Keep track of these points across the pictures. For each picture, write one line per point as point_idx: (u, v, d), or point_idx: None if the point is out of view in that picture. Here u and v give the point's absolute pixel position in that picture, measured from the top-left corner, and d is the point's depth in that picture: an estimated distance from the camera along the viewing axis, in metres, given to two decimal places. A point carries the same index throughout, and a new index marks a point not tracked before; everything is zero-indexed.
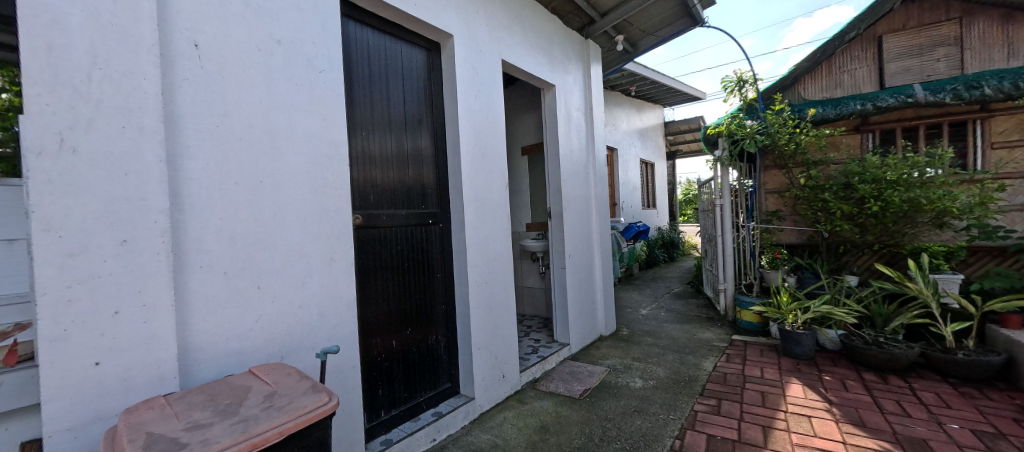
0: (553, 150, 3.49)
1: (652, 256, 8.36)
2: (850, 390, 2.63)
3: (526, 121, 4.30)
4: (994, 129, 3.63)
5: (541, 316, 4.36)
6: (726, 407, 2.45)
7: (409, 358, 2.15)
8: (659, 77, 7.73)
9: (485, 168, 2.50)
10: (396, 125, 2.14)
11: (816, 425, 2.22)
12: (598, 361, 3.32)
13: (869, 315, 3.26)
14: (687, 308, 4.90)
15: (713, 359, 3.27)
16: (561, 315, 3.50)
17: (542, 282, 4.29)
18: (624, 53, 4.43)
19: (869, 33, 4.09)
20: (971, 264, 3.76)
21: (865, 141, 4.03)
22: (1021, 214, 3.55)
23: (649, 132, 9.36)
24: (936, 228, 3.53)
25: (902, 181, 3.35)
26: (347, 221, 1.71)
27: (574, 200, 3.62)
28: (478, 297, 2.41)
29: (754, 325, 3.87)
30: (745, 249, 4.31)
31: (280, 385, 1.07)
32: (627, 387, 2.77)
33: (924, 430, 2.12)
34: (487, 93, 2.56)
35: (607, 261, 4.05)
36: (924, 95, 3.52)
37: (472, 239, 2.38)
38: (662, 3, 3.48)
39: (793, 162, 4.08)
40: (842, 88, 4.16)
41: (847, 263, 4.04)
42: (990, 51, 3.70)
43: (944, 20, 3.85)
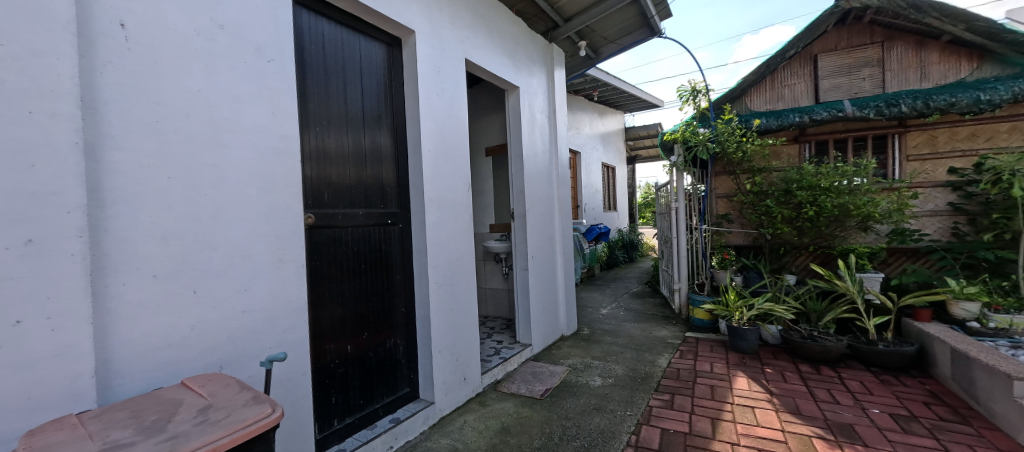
0: (516, 152, 3.50)
1: (612, 257, 8.61)
2: (789, 381, 2.83)
3: (490, 122, 4.30)
4: (909, 143, 4.05)
5: (504, 317, 4.36)
6: (679, 401, 2.57)
7: (365, 364, 2.07)
8: (620, 83, 7.98)
9: (448, 168, 2.47)
10: (353, 122, 2.06)
11: (759, 415, 2.36)
12: (559, 360, 3.36)
13: (806, 311, 3.53)
14: (644, 307, 5.08)
15: (668, 355, 3.41)
16: (523, 315, 3.51)
17: (505, 283, 4.29)
18: (587, 58, 4.54)
19: (806, 52, 4.45)
20: (890, 264, 4.17)
21: (802, 151, 4.38)
22: (930, 219, 3.98)
23: (610, 137, 9.65)
24: (862, 231, 3.88)
25: (834, 188, 3.66)
26: (298, 220, 1.62)
27: (536, 202, 3.64)
28: (439, 300, 2.36)
29: (705, 322, 4.08)
30: (698, 250, 4.53)
31: (218, 397, 1.00)
32: (587, 386, 2.82)
33: (851, 415, 2.32)
34: (450, 92, 2.52)
35: (569, 262, 4.13)
36: (852, 110, 3.86)
37: (433, 240, 2.34)
38: (622, 12, 3.60)
39: (741, 168, 4.37)
40: (783, 101, 4.51)
41: (786, 263, 4.36)
42: (907, 73, 4.12)
43: (869, 43, 4.25)
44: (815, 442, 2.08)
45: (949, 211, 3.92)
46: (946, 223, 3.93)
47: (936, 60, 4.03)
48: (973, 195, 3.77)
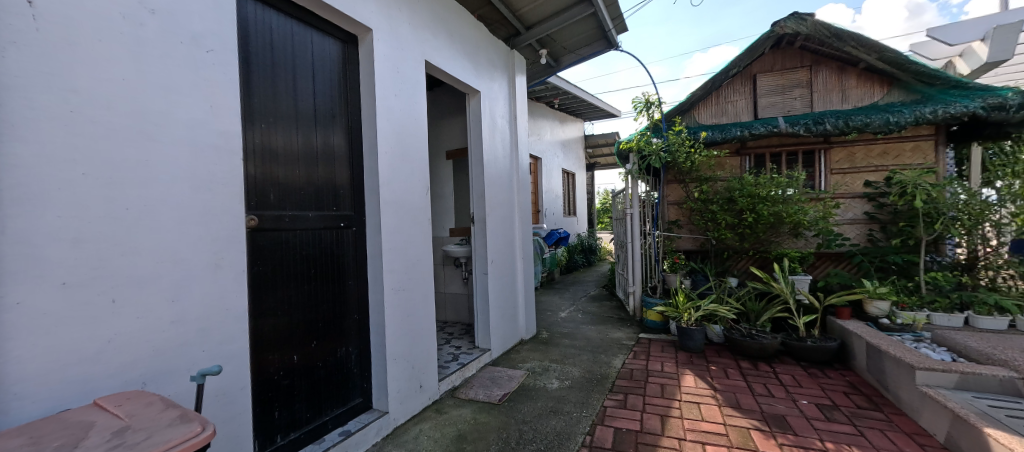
0: (476, 156, 3.49)
1: (571, 261, 8.79)
2: (731, 377, 3.02)
3: (451, 125, 4.26)
4: (833, 158, 4.47)
5: (463, 323, 4.31)
6: (631, 400, 2.66)
7: (313, 375, 1.97)
8: (579, 92, 8.21)
9: (405, 170, 2.42)
10: (303, 120, 1.96)
11: (704, 410, 2.50)
12: (518, 364, 3.37)
13: (746, 311, 3.79)
14: (601, 310, 5.23)
15: (622, 356, 3.53)
16: (482, 320, 3.49)
17: (465, 288, 4.25)
18: (548, 67, 4.63)
19: (746, 71, 4.82)
20: (818, 267, 4.59)
21: (742, 162, 4.73)
22: (850, 226, 4.42)
23: (570, 144, 9.88)
24: (794, 237, 4.24)
25: (769, 197, 3.97)
26: (239, 222, 1.52)
27: (496, 206, 3.64)
28: (394, 305, 2.29)
29: (657, 323, 4.27)
30: (651, 254, 4.74)
31: (137, 417, 0.90)
32: (544, 389, 2.85)
33: (783, 407, 2.51)
34: (409, 93, 2.48)
35: (528, 266, 4.16)
36: (785, 126, 4.21)
37: (389, 244, 2.27)
38: (581, 24, 3.73)
39: (689, 177, 4.63)
40: (726, 116, 4.85)
41: (730, 266, 4.66)
42: (831, 95, 4.57)
43: (800, 66, 4.67)
44: (753, 433, 2.23)
45: (865, 220, 4.38)
46: (863, 230, 4.38)
47: (855, 85, 4.50)
48: (884, 206, 4.24)
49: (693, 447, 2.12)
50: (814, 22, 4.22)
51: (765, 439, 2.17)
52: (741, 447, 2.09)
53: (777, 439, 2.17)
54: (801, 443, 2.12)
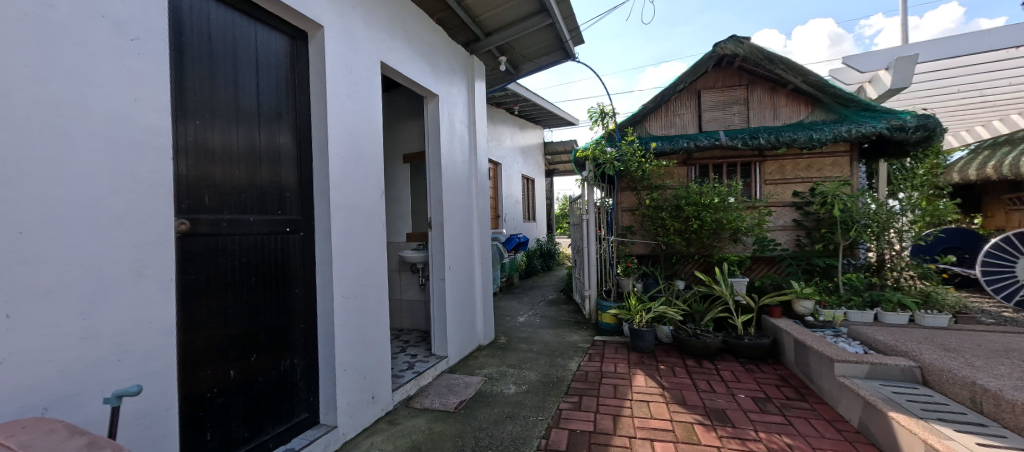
0: (434, 161, 3.44)
1: (531, 265, 8.87)
2: (678, 375, 3.18)
3: (408, 128, 4.19)
4: (766, 170, 4.87)
5: (420, 330, 4.21)
6: (586, 402, 2.72)
7: (253, 391, 1.84)
8: (539, 100, 8.36)
9: (359, 173, 2.34)
10: (244, 118, 1.84)
11: (653, 408, 2.62)
12: (475, 371, 3.34)
13: (692, 312, 4.02)
14: (558, 314, 5.32)
15: (578, 359, 3.61)
16: (438, 327, 3.43)
17: (421, 294, 4.17)
18: (507, 74, 4.69)
19: (692, 87, 5.15)
20: (754, 270, 4.96)
21: (688, 172, 5.04)
22: (781, 232, 4.82)
23: (530, 150, 10.02)
24: (733, 242, 4.55)
25: (712, 205, 4.25)
26: (166, 227, 1.39)
27: (454, 210, 3.61)
28: (345, 314, 2.19)
29: (612, 325, 4.37)
30: (606, 259, 4.90)
31: (31, 446, 0.80)
32: (501, 394, 2.84)
33: (724, 401, 2.68)
34: (363, 94, 2.40)
35: (486, 271, 4.15)
36: (726, 140, 4.54)
37: (340, 250, 2.18)
38: (540, 34, 3.82)
39: (641, 185, 4.87)
40: (674, 128, 5.17)
41: (677, 270, 4.92)
42: (764, 112, 4.99)
43: (738, 84, 5.06)
44: (696, 428, 2.36)
45: (794, 227, 4.80)
46: (792, 236, 4.79)
47: (785, 104, 4.94)
48: (810, 214, 4.67)
49: (643, 444, 2.20)
50: (750, 45, 4.60)
51: (707, 432, 2.30)
52: (686, 442, 2.20)
53: (718, 431, 2.31)
54: (739, 434, 2.27)
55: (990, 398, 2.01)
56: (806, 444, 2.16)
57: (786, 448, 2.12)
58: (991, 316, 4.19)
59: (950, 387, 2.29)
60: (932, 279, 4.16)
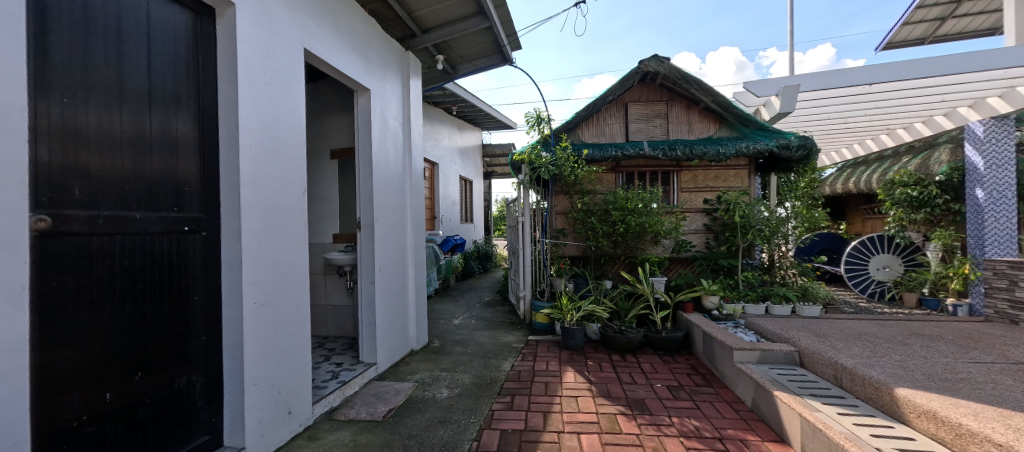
0: (364, 158, 3.27)
1: (468, 267, 8.81)
2: (604, 369, 3.36)
3: (336, 122, 3.93)
4: (682, 179, 5.35)
5: (347, 337, 3.97)
6: (518, 401, 2.76)
7: (135, 416, 1.59)
8: (477, 102, 8.35)
9: (276, 169, 2.14)
10: (129, 99, 1.59)
11: (581, 402, 2.74)
12: (407, 377, 3.22)
13: (618, 310, 4.28)
14: (494, 315, 5.35)
15: (511, 359, 3.65)
16: (367, 332, 3.26)
17: (349, 299, 3.93)
18: (444, 73, 4.63)
19: (620, 99, 5.51)
20: (671, 269, 5.43)
21: (616, 179, 5.40)
22: (694, 235, 5.32)
23: (468, 152, 9.98)
24: (655, 244, 4.92)
25: (636, 210, 4.58)
26: (17, 224, 1.16)
27: (386, 211, 3.45)
28: (256, 322, 1.99)
29: (544, 325, 4.52)
30: (540, 259, 5.04)
31: None
32: (433, 399, 2.78)
33: (643, 391, 2.89)
34: (283, 82, 2.21)
35: (419, 273, 4.04)
36: (648, 150, 4.91)
37: (252, 252, 1.97)
38: (477, 35, 3.83)
39: (574, 190, 5.09)
40: (604, 136, 5.49)
41: (606, 270, 5.21)
42: (682, 126, 5.49)
43: (660, 100, 5.50)
44: (619, 418, 2.51)
45: (704, 231, 5.32)
46: (703, 239, 5.30)
47: (699, 120, 5.47)
48: (717, 219, 5.21)
49: (571, 438, 2.29)
50: (670, 65, 5.04)
51: (628, 421, 2.46)
52: (610, 432, 2.34)
53: (637, 420, 2.48)
54: (655, 421, 2.45)
55: (847, 374, 2.40)
56: (711, 424, 2.41)
57: (694, 430, 2.34)
58: (851, 306, 5.02)
59: (819, 366, 2.69)
60: (809, 275, 4.86)
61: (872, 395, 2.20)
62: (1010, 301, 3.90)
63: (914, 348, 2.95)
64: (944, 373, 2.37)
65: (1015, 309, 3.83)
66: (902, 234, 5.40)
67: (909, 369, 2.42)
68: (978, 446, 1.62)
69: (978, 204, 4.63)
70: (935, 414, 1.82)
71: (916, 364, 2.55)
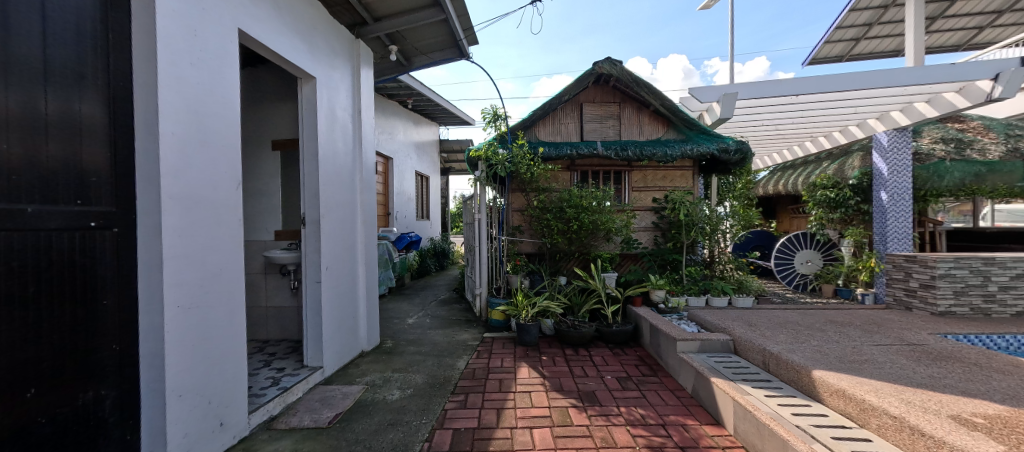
0: (309, 150, 3.09)
1: (424, 265, 8.62)
2: (557, 364, 3.43)
3: (278, 111, 3.67)
4: (633, 178, 5.57)
5: (291, 340, 3.74)
6: (471, 399, 2.74)
7: (27, 438, 1.40)
8: (434, 96, 8.16)
9: (205, 159, 1.95)
10: (18, 75, 1.38)
11: (534, 397, 2.77)
12: (356, 379, 3.09)
13: (571, 305, 4.38)
14: (449, 313, 5.28)
15: (466, 357, 3.62)
16: (312, 335, 3.09)
17: (293, 299, 3.71)
18: (398, 64, 4.48)
19: (576, 99, 5.62)
20: (622, 265, 5.64)
21: (571, 177, 5.53)
22: (643, 232, 5.55)
23: (425, 147, 9.74)
24: (607, 241, 5.07)
25: (589, 207, 4.70)
26: None
27: (334, 206, 3.28)
28: (181, 328, 1.81)
29: (500, 322, 4.52)
30: (496, 256, 5.04)
31: None
32: (384, 401, 2.69)
33: (594, 384, 2.98)
34: (214, 65, 2.02)
35: (371, 272, 3.88)
36: (601, 150, 5.06)
37: (175, 250, 1.78)
38: (433, 27, 3.74)
39: (530, 187, 5.14)
40: (559, 135, 5.60)
41: (561, 266, 5.31)
42: (633, 128, 5.69)
43: (613, 101, 5.67)
44: (570, 410, 2.57)
45: (652, 228, 5.56)
46: (651, 236, 5.54)
47: (648, 122, 5.71)
48: (664, 217, 5.47)
49: (523, 433, 2.31)
50: (622, 68, 5.21)
51: (579, 414, 2.52)
52: (561, 425, 2.38)
53: (588, 411, 2.55)
54: (604, 412, 2.54)
55: (774, 359, 2.62)
56: (655, 412, 2.53)
57: (640, 419, 2.44)
58: (780, 297, 5.51)
59: (750, 353, 2.91)
60: (744, 269, 5.25)
61: (794, 377, 2.41)
62: (906, 290, 4.45)
63: (829, 334, 3.28)
64: (852, 355, 2.66)
65: (909, 296, 4.37)
66: (822, 232, 5.98)
67: (824, 353, 2.69)
68: (877, 419, 1.82)
69: (882, 205, 5.22)
70: (843, 391, 2.04)
71: (830, 348, 2.84)
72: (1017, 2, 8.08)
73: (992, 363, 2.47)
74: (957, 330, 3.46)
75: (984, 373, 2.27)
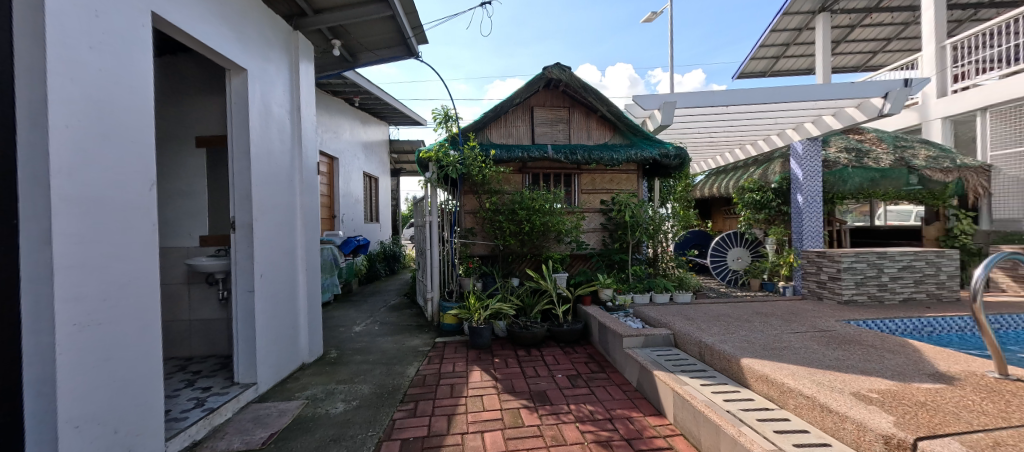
0: (239, 148, 2.84)
1: (373, 269, 8.28)
2: (509, 365, 3.43)
3: (204, 105, 3.35)
4: (582, 181, 5.74)
5: (219, 357, 3.41)
6: (421, 407, 2.66)
7: None
8: (382, 94, 7.88)
9: (109, 156, 1.73)
10: None
11: (485, 400, 2.75)
12: (295, 395, 2.88)
13: (523, 306, 4.41)
14: (399, 319, 5.12)
15: (417, 363, 3.52)
16: (244, 349, 2.85)
17: (223, 311, 3.40)
18: (343, 60, 4.28)
19: (527, 103, 5.70)
20: (572, 266, 5.78)
21: (523, 179, 5.60)
22: (592, 233, 5.71)
23: (374, 147, 9.38)
24: (558, 242, 5.17)
25: (541, 209, 4.78)
26: None
27: (269, 209, 3.05)
28: (79, 348, 1.58)
29: (452, 326, 4.45)
30: (448, 259, 4.97)
31: None
32: (326, 416, 2.54)
33: (545, 383, 3.02)
34: (120, 51, 1.79)
35: (312, 279, 3.65)
36: (551, 153, 5.15)
37: (70, 260, 1.55)
38: (379, 23, 3.62)
39: (482, 189, 5.13)
40: (510, 138, 5.65)
41: (513, 268, 5.34)
42: (583, 132, 5.86)
43: (563, 106, 5.81)
44: (521, 411, 2.58)
45: (600, 229, 5.73)
46: (599, 237, 5.72)
47: (596, 127, 5.90)
48: (611, 219, 5.66)
49: (474, 438, 2.28)
50: (571, 74, 5.37)
51: (530, 414, 2.54)
52: (513, 427, 2.38)
53: (539, 411, 2.58)
54: (555, 410, 2.58)
55: (708, 351, 2.81)
56: (603, 407, 2.61)
57: (588, 415, 2.51)
58: (715, 292, 5.95)
59: (688, 345, 3.10)
60: (683, 267, 5.58)
61: (725, 366, 2.61)
62: (817, 282, 4.99)
63: (755, 324, 3.59)
64: (773, 343, 2.92)
65: (820, 288, 4.91)
66: (750, 231, 6.52)
67: (752, 342, 2.93)
68: (794, 400, 2.01)
69: (799, 206, 5.81)
70: (766, 377, 2.23)
71: (756, 337, 3.10)
72: (901, 32, 9.40)
73: (885, 344, 2.83)
74: (859, 316, 3.94)
75: (879, 353, 2.60)
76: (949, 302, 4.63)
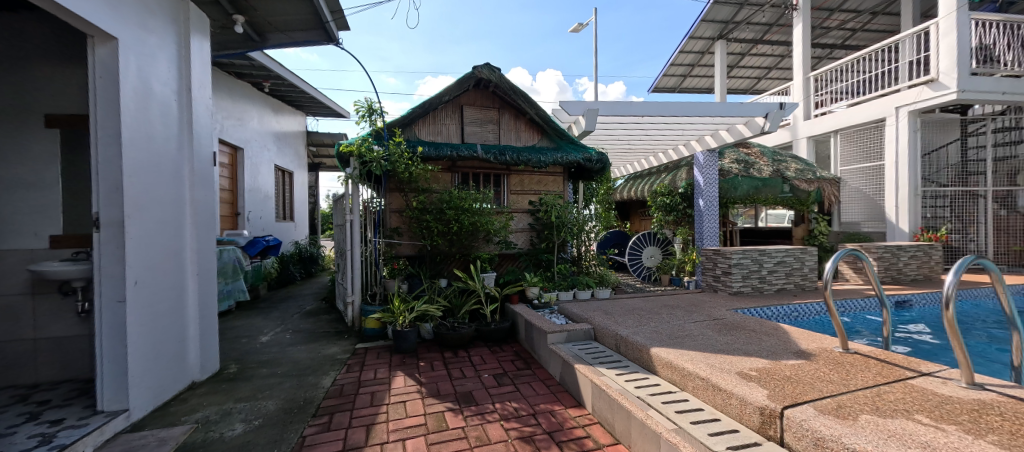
0: (107, 131, 2.39)
1: (285, 272, 7.53)
2: (435, 369, 3.34)
3: (59, 79, 2.79)
4: (511, 181, 5.81)
5: (78, 382, 2.83)
6: (337, 419, 2.48)
7: None
8: (298, 81, 7.24)
9: None
10: None
11: (409, 407, 2.65)
12: (180, 419, 2.50)
13: (451, 306, 4.34)
14: (315, 325, 4.72)
15: (333, 373, 3.27)
16: (112, 369, 2.40)
17: (82, 326, 2.83)
18: (247, 39, 3.84)
19: (456, 101, 5.64)
20: (501, 265, 5.83)
21: (452, 178, 5.53)
22: (520, 233, 5.81)
23: (288, 138, 8.58)
24: (487, 242, 5.16)
25: (469, 209, 4.72)
26: None
27: (149, 204, 2.61)
28: None
29: (375, 330, 4.23)
30: (370, 260, 4.71)
31: None
32: (220, 440, 2.24)
33: (472, 384, 3.00)
34: None
35: (206, 285, 3.21)
36: (480, 152, 5.13)
37: None
38: (293, 4, 3.33)
39: (409, 187, 4.95)
40: (439, 136, 5.55)
41: (442, 268, 5.23)
42: (513, 133, 5.94)
43: (493, 106, 5.83)
44: (446, 415, 2.53)
45: (527, 229, 5.86)
46: (526, 237, 5.85)
47: (525, 129, 6.01)
48: (538, 219, 5.81)
49: (395, 446, 2.17)
50: (501, 75, 5.40)
51: (455, 416, 2.50)
52: (437, 431, 2.32)
53: (464, 412, 2.54)
54: (480, 411, 2.57)
55: (623, 342, 3.02)
56: (528, 403, 2.67)
57: (513, 412, 2.54)
58: (631, 288, 6.41)
59: (606, 338, 3.30)
60: (604, 265, 5.93)
61: (637, 356, 2.82)
62: (714, 276, 5.64)
63: (664, 316, 3.95)
64: (678, 331, 3.24)
65: (716, 281, 5.55)
66: (661, 231, 7.14)
67: (660, 332, 3.20)
68: (692, 382, 2.24)
69: (700, 210, 6.50)
70: (670, 363, 2.46)
71: (663, 327, 3.40)
72: (779, 62, 11.08)
73: (763, 328, 3.30)
74: (745, 305, 4.55)
75: (758, 336, 3.02)
76: (809, 290, 5.55)
